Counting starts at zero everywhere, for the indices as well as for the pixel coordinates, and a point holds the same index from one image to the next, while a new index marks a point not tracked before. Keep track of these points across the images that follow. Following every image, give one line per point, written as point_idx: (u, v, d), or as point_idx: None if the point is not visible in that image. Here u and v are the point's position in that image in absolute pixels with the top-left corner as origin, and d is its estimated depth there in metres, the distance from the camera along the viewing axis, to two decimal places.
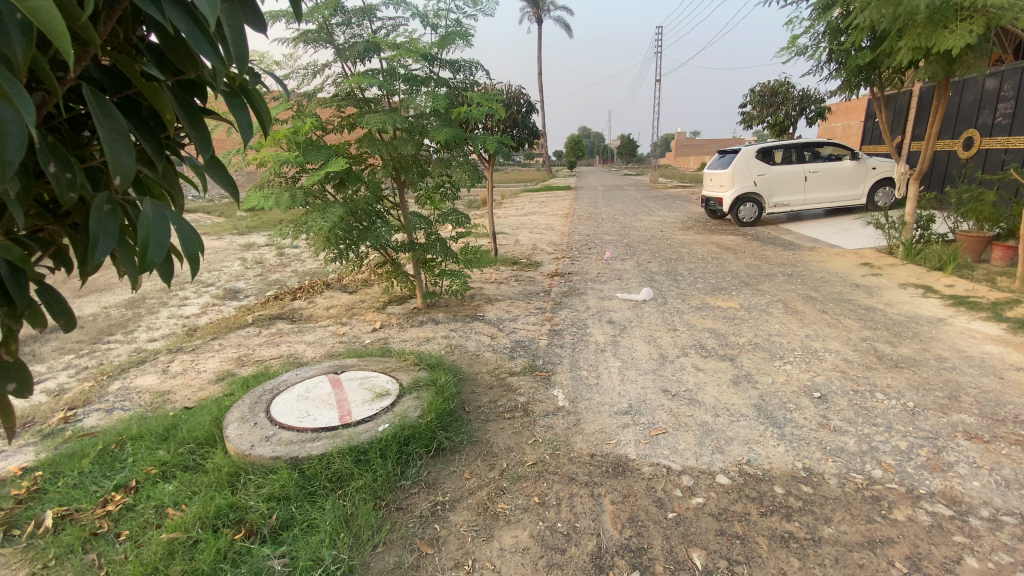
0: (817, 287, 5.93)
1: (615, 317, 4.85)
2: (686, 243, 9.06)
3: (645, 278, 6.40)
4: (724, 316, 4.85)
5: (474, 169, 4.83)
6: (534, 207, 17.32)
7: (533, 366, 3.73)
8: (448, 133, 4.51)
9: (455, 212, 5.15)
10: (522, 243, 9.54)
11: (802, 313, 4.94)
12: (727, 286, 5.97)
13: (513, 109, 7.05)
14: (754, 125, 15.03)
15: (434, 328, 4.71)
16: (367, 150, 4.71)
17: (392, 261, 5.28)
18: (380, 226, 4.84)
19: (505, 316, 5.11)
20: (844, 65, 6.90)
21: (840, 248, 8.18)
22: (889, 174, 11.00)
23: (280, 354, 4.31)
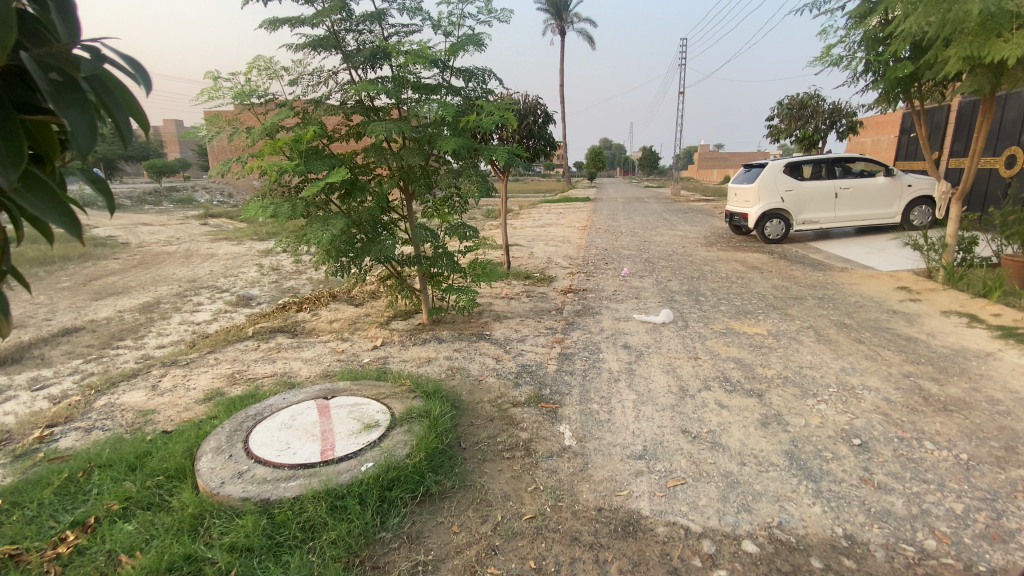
0: (851, 313, 5.51)
1: (631, 341, 4.52)
2: (708, 260, 8.68)
3: (664, 297, 6.06)
4: (750, 344, 4.48)
5: (484, 182, 4.56)
6: (552, 218, 17.09)
7: (538, 395, 3.43)
8: (456, 143, 4.25)
9: (464, 226, 4.91)
10: (538, 256, 9.27)
11: (835, 343, 4.54)
12: (752, 309, 5.59)
13: (529, 120, 6.82)
14: (781, 139, 14.57)
15: (437, 348, 4.44)
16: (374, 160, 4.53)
17: (397, 275, 5.06)
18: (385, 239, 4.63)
19: (513, 336, 4.82)
20: (881, 77, 6.50)
21: (873, 270, 7.71)
22: (926, 192, 10.45)
23: (274, 372, 4.10)
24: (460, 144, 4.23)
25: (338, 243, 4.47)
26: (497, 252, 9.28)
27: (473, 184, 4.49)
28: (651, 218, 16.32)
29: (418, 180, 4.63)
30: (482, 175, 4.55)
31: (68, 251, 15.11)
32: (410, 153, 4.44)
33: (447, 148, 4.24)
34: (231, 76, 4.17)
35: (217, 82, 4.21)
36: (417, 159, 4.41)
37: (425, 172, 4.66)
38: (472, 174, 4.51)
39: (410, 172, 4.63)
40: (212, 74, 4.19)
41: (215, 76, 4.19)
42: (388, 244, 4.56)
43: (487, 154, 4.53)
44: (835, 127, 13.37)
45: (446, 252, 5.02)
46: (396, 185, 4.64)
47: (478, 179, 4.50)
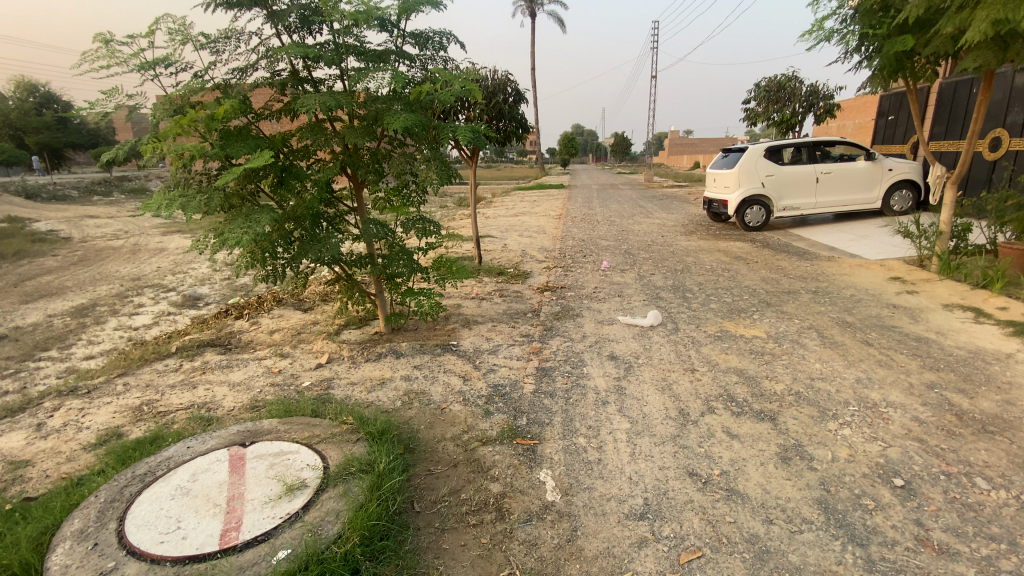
0: (850, 309, 5.07)
1: (618, 351, 3.93)
2: (691, 250, 8.19)
3: (649, 295, 5.51)
4: (750, 351, 3.95)
5: (444, 166, 3.85)
6: (526, 206, 16.42)
7: (512, 429, 2.81)
8: (407, 120, 3.53)
9: (422, 219, 4.22)
10: (511, 249, 8.62)
11: (844, 347, 4.05)
12: (745, 307, 5.09)
13: (497, 98, 6.12)
14: (758, 122, 14.20)
15: (394, 365, 3.77)
16: (311, 142, 3.80)
17: (347, 277, 4.35)
18: (328, 237, 3.92)
19: (483, 346, 4.18)
20: (878, 53, 6.04)
21: (862, 259, 7.35)
22: (907, 176, 10.18)
23: (191, 405, 3.37)
24: (412, 122, 3.51)
25: (269, 242, 3.74)
26: (467, 245, 8.58)
27: (431, 169, 3.77)
28: (627, 205, 15.83)
29: (365, 165, 3.91)
30: (442, 158, 3.84)
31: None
32: (352, 134, 3.71)
33: (396, 127, 3.52)
34: (127, 39, 3.29)
35: (108, 46, 3.29)
36: (362, 141, 3.69)
37: (373, 156, 3.95)
38: (430, 158, 3.79)
39: (354, 156, 3.90)
40: (101, 36, 3.29)
41: (105, 39, 3.29)
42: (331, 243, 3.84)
43: (447, 133, 3.81)
44: (812, 110, 13.09)
45: (403, 249, 4.32)
46: (340, 172, 3.92)
47: (436, 164, 3.78)
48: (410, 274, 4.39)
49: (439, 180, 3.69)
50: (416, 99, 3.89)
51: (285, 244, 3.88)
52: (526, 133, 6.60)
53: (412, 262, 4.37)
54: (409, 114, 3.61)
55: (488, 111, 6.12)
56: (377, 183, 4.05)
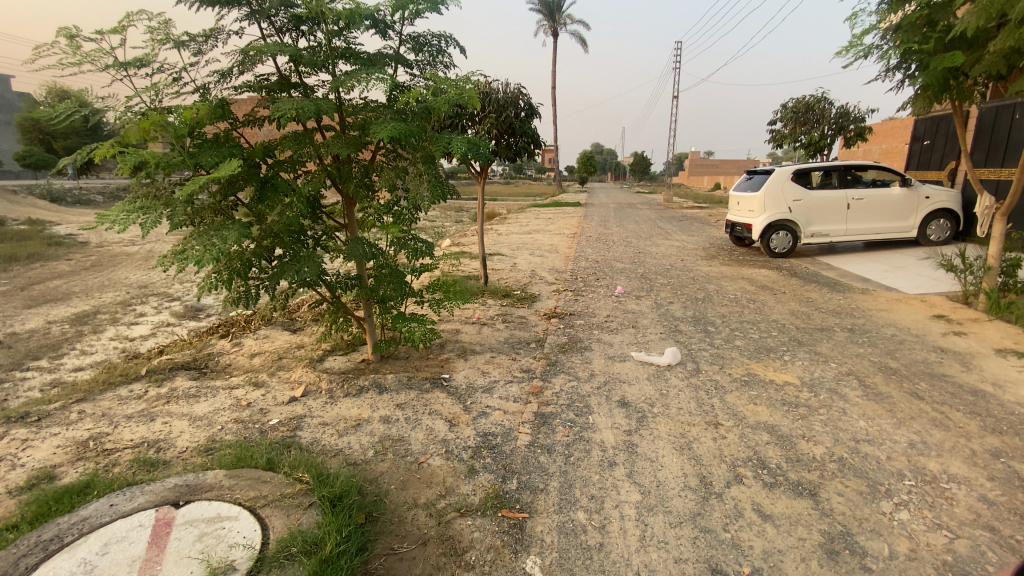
0: (892, 352, 4.52)
1: (629, 396, 3.45)
2: (712, 277, 7.69)
3: (666, 327, 5.02)
4: (781, 402, 3.44)
5: (437, 181, 3.45)
6: (541, 224, 16.04)
7: (499, 496, 2.36)
8: (395, 129, 3.16)
9: (415, 238, 3.83)
10: (521, 268, 8.21)
11: (891, 401, 3.52)
12: (774, 346, 4.57)
13: (509, 112, 5.76)
14: (784, 144, 13.67)
15: (375, 402, 3.36)
16: (294, 151, 3.45)
17: (332, 301, 3.96)
18: (308, 256, 3.54)
19: (477, 382, 3.74)
20: (923, 71, 5.50)
21: (900, 293, 6.76)
22: (945, 205, 9.56)
23: (143, 442, 2.99)
24: (399, 131, 3.14)
25: (241, 260, 3.36)
26: (475, 264, 8.19)
27: (423, 183, 3.37)
28: (645, 226, 15.37)
29: (353, 178, 3.54)
30: (436, 171, 3.45)
31: (15, 250, 13.78)
32: (337, 145, 3.36)
33: (382, 136, 3.14)
34: (96, 36, 3.01)
35: (75, 44, 3.01)
36: (347, 153, 3.33)
37: (363, 169, 3.59)
38: (424, 172, 3.39)
39: (342, 168, 3.55)
40: (66, 31, 3.02)
41: (70, 34, 3.02)
42: (309, 264, 3.44)
43: (442, 144, 3.43)
44: (842, 132, 12.53)
45: (392, 271, 3.91)
46: (324, 186, 3.55)
47: (428, 177, 3.39)
48: (401, 299, 3.98)
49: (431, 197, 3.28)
50: (410, 108, 3.54)
51: (260, 264, 3.50)
52: (539, 149, 6.22)
53: (405, 285, 3.95)
54: (398, 123, 3.24)
55: (498, 124, 5.76)
56: (365, 197, 3.67)
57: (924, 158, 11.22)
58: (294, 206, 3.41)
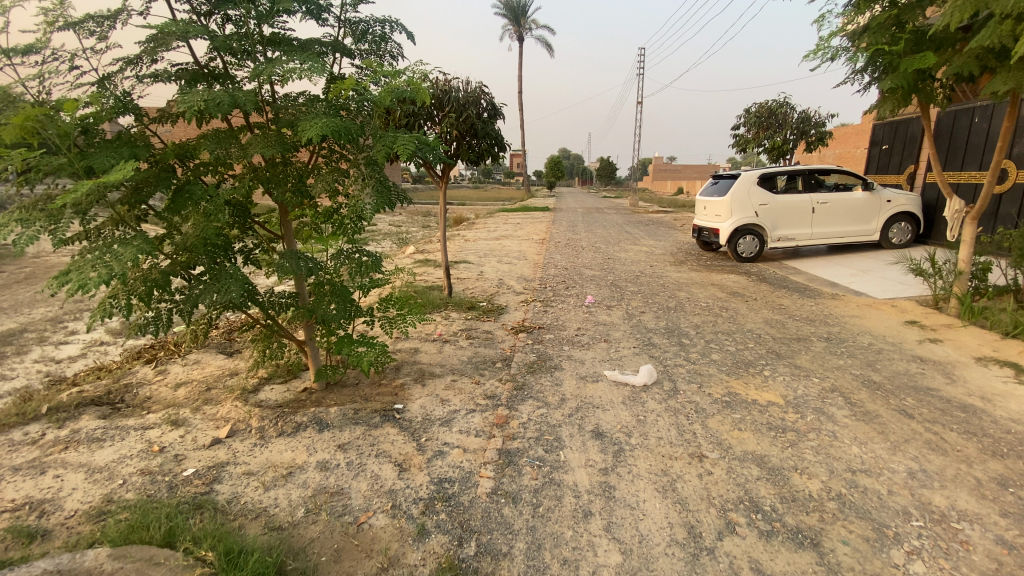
0: (873, 363, 4.33)
1: (604, 424, 3.08)
2: (682, 284, 7.47)
3: (640, 340, 4.71)
4: (767, 426, 3.14)
5: (384, 184, 3.04)
6: (508, 229, 15.70)
7: (453, 567, 1.96)
8: (328, 125, 2.74)
9: (360, 251, 3.39)
10: (487, 277, 7.82)
11: (882, 423, 3.28)
12: (752, 359, 4.31)
13: (469, 111, 5.38)
14: (748, 149, 13.72)
15: (312, 445, 2.90)
16: (212, 151, 2.96)
17: (264, 323, 3.45)
18: (230, 273, 3.04)
19: (435, 412, 3.31)
20: (891, 72, 5.42)
21: (870, 298, 6.68)
22: (905, 208, 9.68)
23: (23, 506, 2.46)
24: (332, 128, 2.72)
25: (140, 282, 2.75)
26: (438, 273, 7.74)
27: (367, 187, 2.95)
28: (613, 231, 15.20)
29: (285, 182, 3.10)
30: (380, 174, 3.04)
31: None
32: (263, 144, 2.91)
33: (311, 134, 2.72)
34: None
35: None
36: (275, 152, 2.89)
37: (298, 172, 3.15)
38: (367, 174, 2.97)
39: (272, 171, 3.10)
40: None
41: None
42: (231, 283, 2.97)
43: (386, 142, 3.02)
44: (804, 137, 12.65)
45: (335, 287, 3.46)
46: (249, 191, 3.06)
47: (372, 179, 2.97)
48: (346, 320, 3.53)
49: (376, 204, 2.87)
50: (350, 103, 3.12)
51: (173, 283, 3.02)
52: (503, 152, 5.85)
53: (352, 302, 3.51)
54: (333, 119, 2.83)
55: (459, 125, 5.36)
56: (301, 204, 3.23)
57: (883, 162, 11.40)
58: (212, 216, 2.94)
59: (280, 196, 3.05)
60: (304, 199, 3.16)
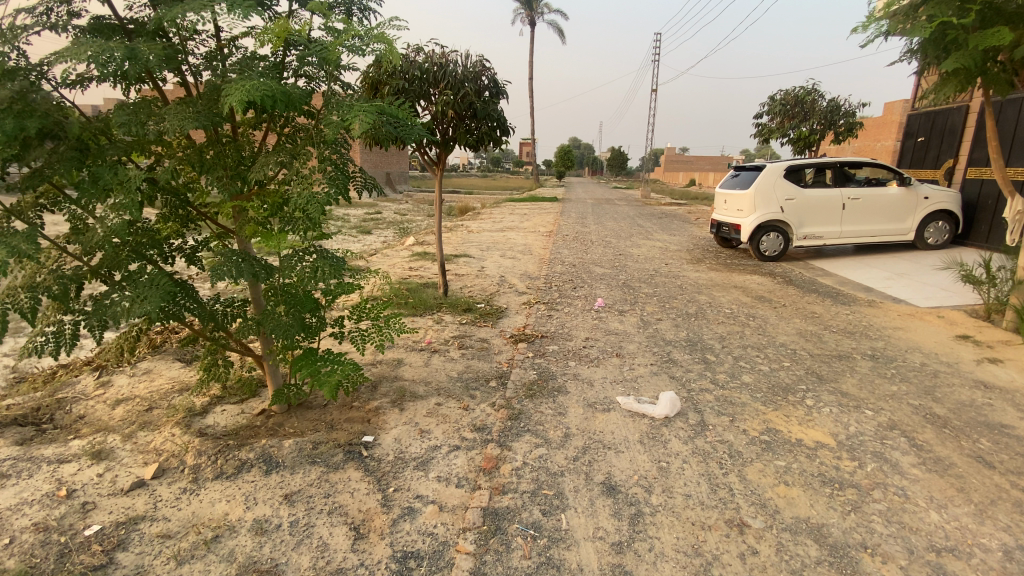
0: (932, 391, 3.68)
1: (617, 474, 2.49)
2: (701, 285, 6.83)
3: (657, 356, 4.08)
4: (820, 480, 2.53)
5: (343, 167, 2.46)
6: (514, 220, 15.06)
7: None
8: (258, 88, 2.15)
9: (322, 252, 2.79)
10: (488, 273, 7.21)
11: (959, 476, 2.65)
12: (790, 382, 3.69)
13: (469, 87, 4.76)
14: (771, 139, 12.92)
15: (252, 495, 2.34)
16: (124, 127, 2.35)
17: (207, 337, 2.86)
18: (151, 281, 2.45)
19: (410, 450, 2.73)
20: (954, 51, 4.70)
21: (912, 306, 6.00)
22: (944, 206, 8.92)
23: None
24: (265, 92, 2.14)
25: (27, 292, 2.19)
26: (435, 269, 7.15)
27: (321, 170, 2.37)
28: (624, 224, 14.52)
29: (222, 165, 2.52)
30: (340, 155, 2.44)
31: None
32: (181, 116, 2.31)
33: (235, 101, 2.13)
34: None
35: None
36: (197, 127, 2.30)
37: (239, 153, 2.58)
38: (321, 154, 2.40)
39: (207, 152, 2.52)
40: None
41: None
42: (150, 291, 2.40)
43: (341, 111, 2.43)
44: (832, 128, 11.84)
45: (291, 295, 2.80)
46: (175, 176, 2.45)
47: (324, 160, 2.38)
48: (307, 335, 2.94)
49: (329, 191, 2.29)
50: (295, 64, 2.54)
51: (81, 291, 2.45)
52: (506, 136, 5.21)
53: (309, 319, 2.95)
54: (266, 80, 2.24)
55: (456, 104, 4.71)
56: (246, 192, 2.64)
57: (918, 155, 10.61)
58: (127, 207, 2.36)
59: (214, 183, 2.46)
60: (246, 185, 2.58)
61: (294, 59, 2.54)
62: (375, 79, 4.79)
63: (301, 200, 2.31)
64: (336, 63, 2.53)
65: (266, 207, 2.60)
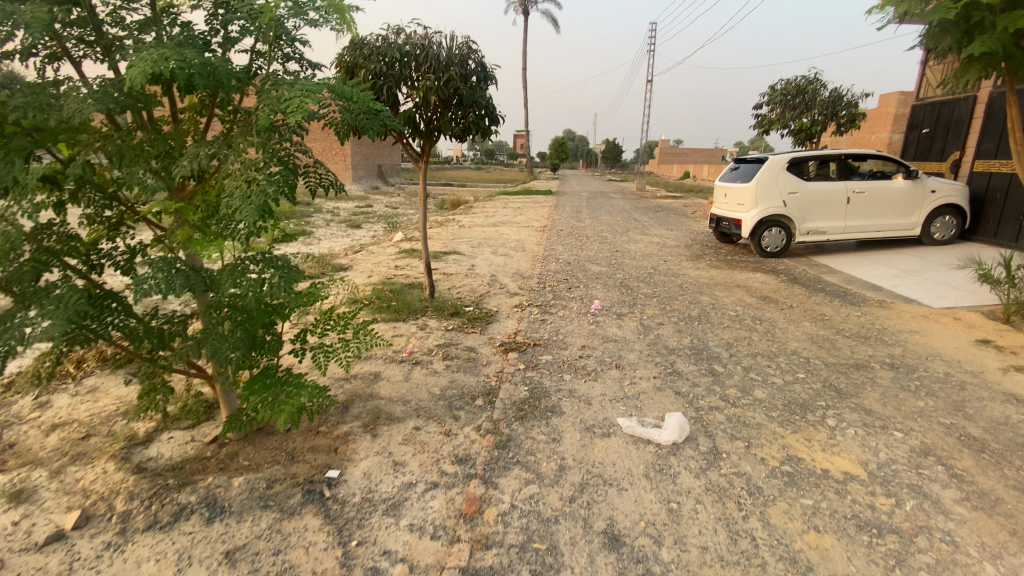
0: (963, 407, 3.34)
1: (621, 520, 2.13)
2: (703, 285, 6.48)
3: (661, 367, 3.72)
4: (854, 524, 2.18)
5: (289, 160, 2.06)
6: (507, 215, 14.64)
7: None
8: (172, 60, 1.81)
9: (273, 261, 2.38)
10: (478, 272, 6.82)
11: (1010, 516, 2.31)
12: (808, 399, 3.33)
13: (454, 71, 4.36)
14: (771, 130, 12.55)
15: (187, 554, 1.98)
16: (21, 115, 1.96)
17: (142, 359, 2.47)
18: (59, 298, 2.06)
19: (380, 489, 2.35)
20: (979, 34, 4.33)
21: (926, 307, 5.68)
22: (952, 200, 8.59)
23: None
24: (176, 63, 1.80)
25: None
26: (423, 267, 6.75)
27: (258, 161, 1.97)
28: (620, 218, 14.16)
29: (143, 158, 2.11)
30: (283, 145, 2.04)
31: None
32: (81, 99, 1.92)
33: (136, 76, 1.77)
34: None
35: None
36: (102, 110, 1.94)
37: (165, 143, 2.15)
38: (259, 142, 2.00)
39: (126, 143, 2.12)
40: None
41: None
42: (57, 310, 2.02)
43: (276, 89, 2.07)
44: (834, 119, 11.49)
45: (237, 310, 2.40)
46: (86, 172, 2.06)
47: (265, 151, 1.98)
48: (258, 355, 2.55)
49: (270, 191, 1.88)
50: (231, 33, 2.17)
51: None
52: (495, 125, 4.81)
53: (260, 336, 2.54)
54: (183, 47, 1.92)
55: (439, 90, 4.31)
56: (179, 188, 2.26)
57: (924, 146, 10.27)
58: (26, 210, 1.97)
59: (134, 180, 2.07)
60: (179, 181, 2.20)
61: (232, 31, 2.15)
62: (351, 63, 4.39)
63: (233, 203, 1.90)
64: (280, 32, 2.18)
65: (201, 209, 2.17)
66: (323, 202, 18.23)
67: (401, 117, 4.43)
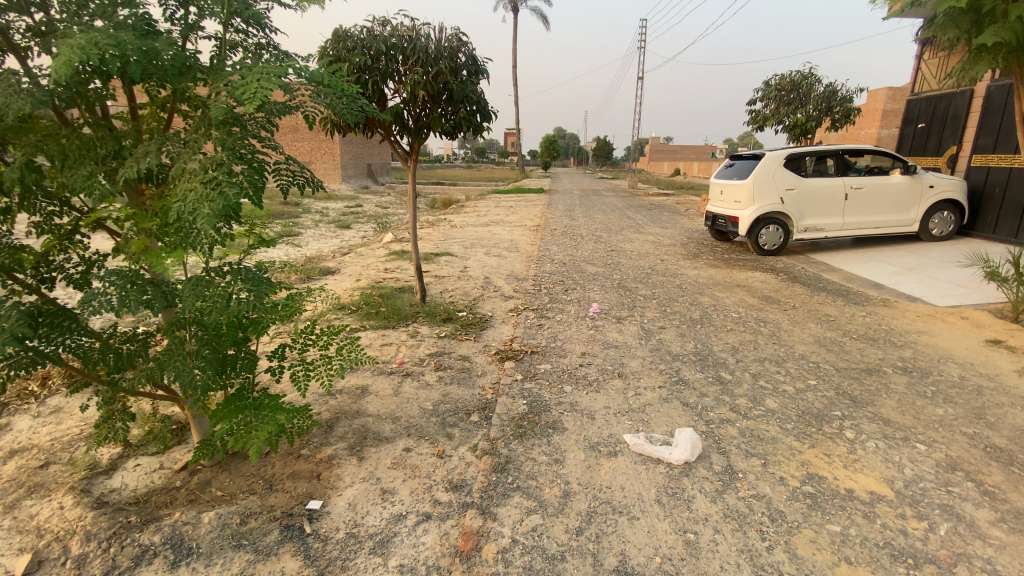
0: (985, 414, 3.17)
1: (634, 555, 1.92)
2: (703, 285, 6.31)
3: (666, 376, 3.51)
4: (888, 554, 1.99)
5: (254, 157, 1.83)
6: (499, 214, 14.40)
7: None
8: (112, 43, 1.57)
9: (242, 272, 2.14)
10: (471, 275, 6.60)
11: None
12: (823, 408, 3.15)
13: (443, 64, 4.13)
14: (765, 126, 12.42)
15: None
16: None
17: (98, 381, 2.23)
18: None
19: (367, 522, 2.13)
20: (991, 25, 4.19)
21: (931, 305, 5.54)
22: (950, 195, 8.48)
23: None
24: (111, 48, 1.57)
25: None
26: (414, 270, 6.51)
27: (217, 159, 1.74)
28: (614, 216, 13.98)
29: (89, 158, 1.88)
30: (247, 141, 1.81)
31: None
32: (9, 90, 1.68)
33: (68, 62, 1.53)
34: None
35: None
36: (35, 105, 1.71)
37: (114, 142, 1.92)
38: (219, 138, 1.77)
39: (70, 142, 1.87)
40: None
41: None
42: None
43: (229, 77, 1.83)
44: (829, 114, 11.37)
45: (203, 326, 2.16)
46: (25, 177, 1.82)
47: (225, 149, 1.75)
48: (227, 375, 2.31)
49: (230, 193, 1.65)
50: (190, 18, 1.94)
51: None
52: (487, 122, 4.58)
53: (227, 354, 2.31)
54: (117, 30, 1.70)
55: (427, 84, 4.07)
56: (134, 192, 2.02)
57: (921, 141, 10.18)
58: None
59: (77, 183, 1.83)
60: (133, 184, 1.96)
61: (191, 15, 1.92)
62: (334, 57, 4.14)
63: (185, 207, 1.66)
64: None
65: (157, 214, 1.94)
66: (312, 203, 17.90)
67: (388, 113, 4.19)
